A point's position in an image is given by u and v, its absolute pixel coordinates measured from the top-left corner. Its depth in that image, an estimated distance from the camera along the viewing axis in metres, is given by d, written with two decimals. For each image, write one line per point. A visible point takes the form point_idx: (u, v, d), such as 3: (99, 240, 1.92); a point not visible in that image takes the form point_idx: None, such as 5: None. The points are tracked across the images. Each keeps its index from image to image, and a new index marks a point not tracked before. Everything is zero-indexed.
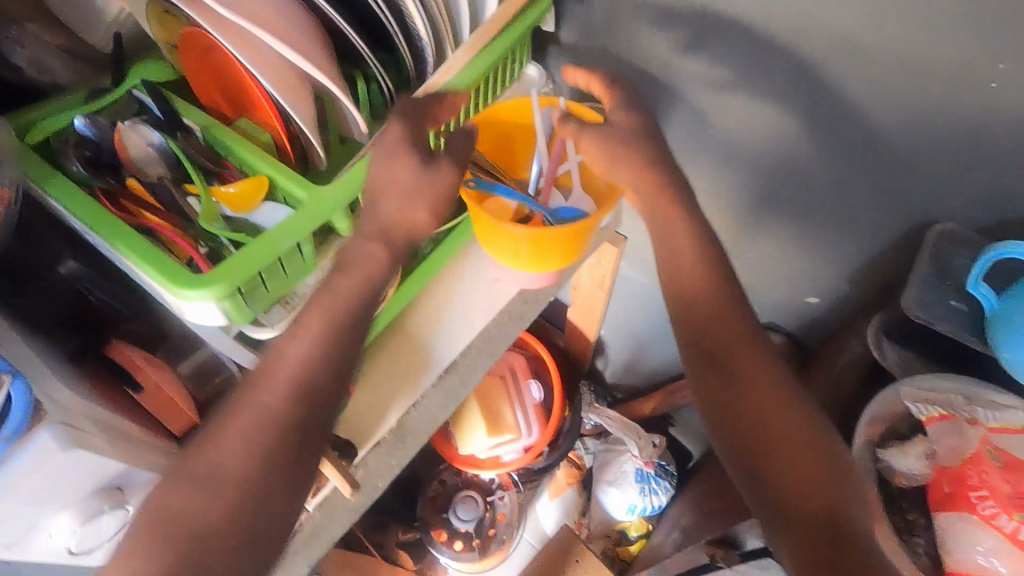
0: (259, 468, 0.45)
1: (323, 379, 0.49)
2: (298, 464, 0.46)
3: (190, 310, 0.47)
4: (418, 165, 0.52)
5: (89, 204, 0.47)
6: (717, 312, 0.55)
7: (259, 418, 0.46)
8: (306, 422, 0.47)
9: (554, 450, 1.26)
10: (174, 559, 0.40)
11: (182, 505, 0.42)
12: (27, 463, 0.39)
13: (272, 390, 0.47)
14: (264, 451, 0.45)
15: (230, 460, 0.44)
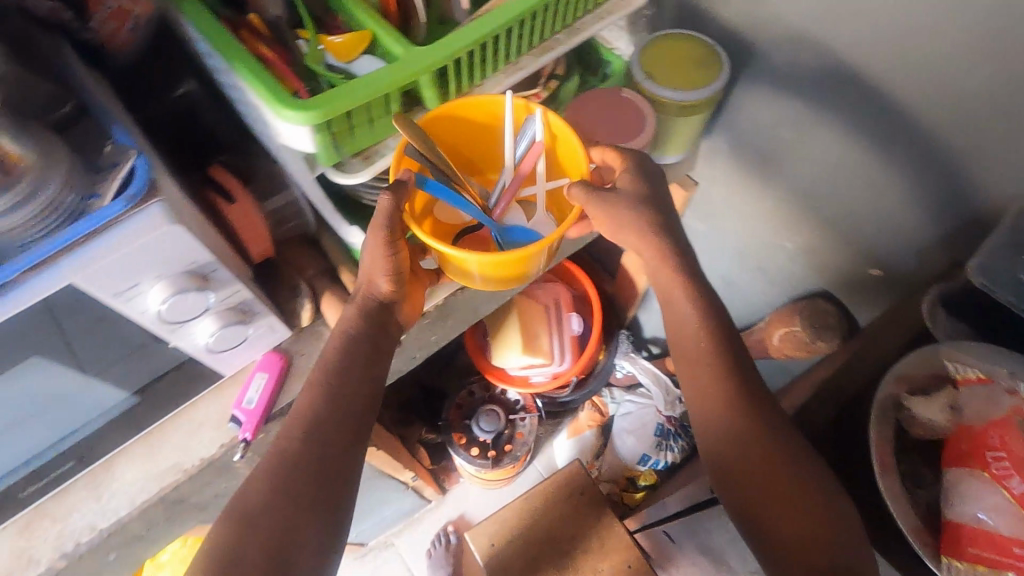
0: (317, 446, 0.54)
1: (331, 425, 0.55)
2: (352, 428, 0.56)
3: (286, 133, 0.52)
4: (390, 255, 0.57)
5: (215, 24, 0.52)
6: (724, 394, 0.57)
7: (280, 461, 0.52)
8: (323, 457, 0.53)
9: (581, 386, 1.32)
10: (269, 521, 0.50)
11: (266, 487, 0.51)
12: (139, 226, 0.44)
13: (288, 436, 0.54)
14: (317, 435, 0.54)
15: (290, 441, 0.54)
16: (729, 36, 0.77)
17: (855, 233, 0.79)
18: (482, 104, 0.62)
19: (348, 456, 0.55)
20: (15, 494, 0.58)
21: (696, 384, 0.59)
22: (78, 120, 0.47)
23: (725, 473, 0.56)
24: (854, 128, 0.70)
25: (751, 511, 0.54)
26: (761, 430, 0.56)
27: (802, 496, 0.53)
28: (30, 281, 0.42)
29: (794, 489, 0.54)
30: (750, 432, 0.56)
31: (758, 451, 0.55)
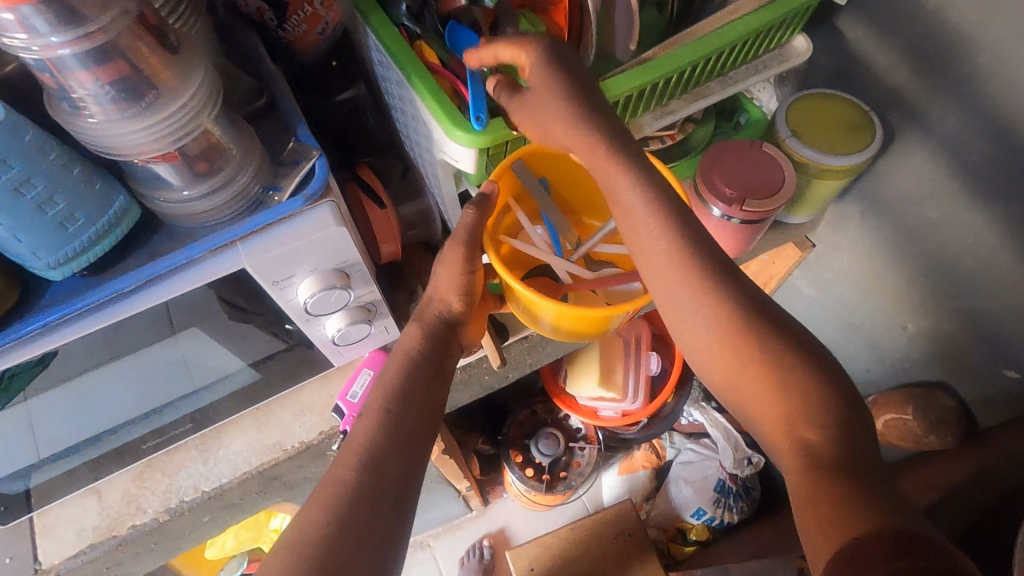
0: (370, 463, 0.47)
1: (390, 454, 0.49)
2: (409, 447, 0.50)
3: (452, 151, 0.54)
4: (465, 275, 0.55)
5: (398, 37, 0.55)
6: (745, 362, 0.45)
7: (336, 490, 0.46)
8: (380, 493, 0.47)
9: (648, 428, 1.28)
10: (325, 546, 0.43)
11: (313, 511, 0.45)
12: (309, 223, 0.46)
13: (346, 463, 0.48)
14: (374, 452, 0.48)
15: (347, 465, 0.48)
16: (884, 102, 0.73)
17: (998, 327, 0.73)
18: None
19: (407, 494, 0.48)
20: (138, 446, 0.62)
21: (702, 346, 0.47)
22: (269, 116, 0.49)
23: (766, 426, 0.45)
24: (1015, 217, 0.66)
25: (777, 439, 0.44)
26: (780, 401, 0.43)
27: (841, 500, 0.38)
28: (211, 259, 0.45)
29: (832, 497, 0.39)
30: (773, 405, 0.44)
31: (781, 435, 0.43)
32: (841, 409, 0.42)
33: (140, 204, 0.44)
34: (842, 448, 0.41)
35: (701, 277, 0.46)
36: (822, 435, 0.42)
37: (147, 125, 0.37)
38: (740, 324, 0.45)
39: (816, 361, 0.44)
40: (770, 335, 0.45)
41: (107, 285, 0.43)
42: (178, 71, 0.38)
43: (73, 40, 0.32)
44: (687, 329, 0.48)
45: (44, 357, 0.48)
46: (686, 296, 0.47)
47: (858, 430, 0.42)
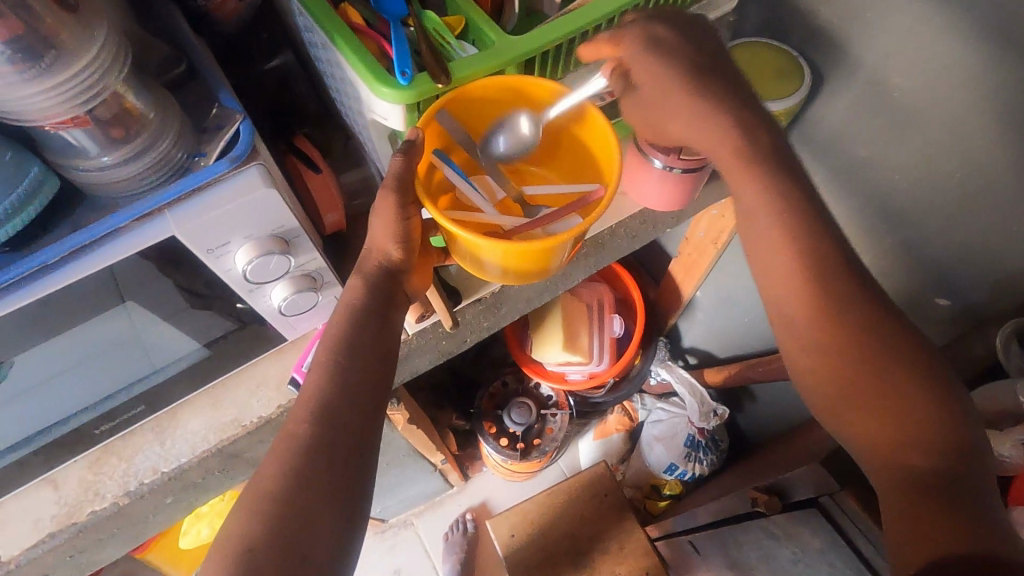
0: (323, 415, 0.48)
1: (342, 407, 0.49)
2: (361, 396, 0.50)
3: (379, 109, 0.54)
4: (400, 223, 0.55)
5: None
6: (855, 376, 0.49)
7: (290, 446, 0.46)
8: (336, 444, 0.47)
9: (616, 388, 1.30)
10: (285, 501, 0.44)
11: (271, 468, 0.45)
12: (237, 185, 0.46)
13: (298, 418, 0.48)
14: (326, 404, 0.48)
15: (299, 420, 0.48)
16: (812, 46, 0.75)
17: (928, 257, 0.76)
18: (540, 101, 0.59)
19: (364, 442, 0.49)
20: (89, 431, 0.62)
21: (809, 352, 0.52)
22: (188, 82, 0.49)
23: (876, 442, 0.49)
24: (935, 149, 0.69)
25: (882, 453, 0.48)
26: (891, 429, 0.48)
27: (928, 524, 0.44)
28: (137, 228, 0.45)
29: (932, 512, 0.44)
30: (878, 430, 0.49)
31: (882, 458, 0.48)
32: (951, 439, 0.47)
33: (57, 173, 0.43)
34: (942, 476, 0.45)
35: (864, 330, 0.50)
36: (925, 459, 0.46)
37: (47, 89, 0.36)
38: (909, 377, 0.49)
39: (934, 394, 0.48)
40: (882, 344, 0.49)
41: (29, 258, 0.42)
42: (78, 33, 0.37)
43: None
44: (802, 356, 0.52)
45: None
46: (810, 329, 0.51)
47: (963, 447, 0.47)
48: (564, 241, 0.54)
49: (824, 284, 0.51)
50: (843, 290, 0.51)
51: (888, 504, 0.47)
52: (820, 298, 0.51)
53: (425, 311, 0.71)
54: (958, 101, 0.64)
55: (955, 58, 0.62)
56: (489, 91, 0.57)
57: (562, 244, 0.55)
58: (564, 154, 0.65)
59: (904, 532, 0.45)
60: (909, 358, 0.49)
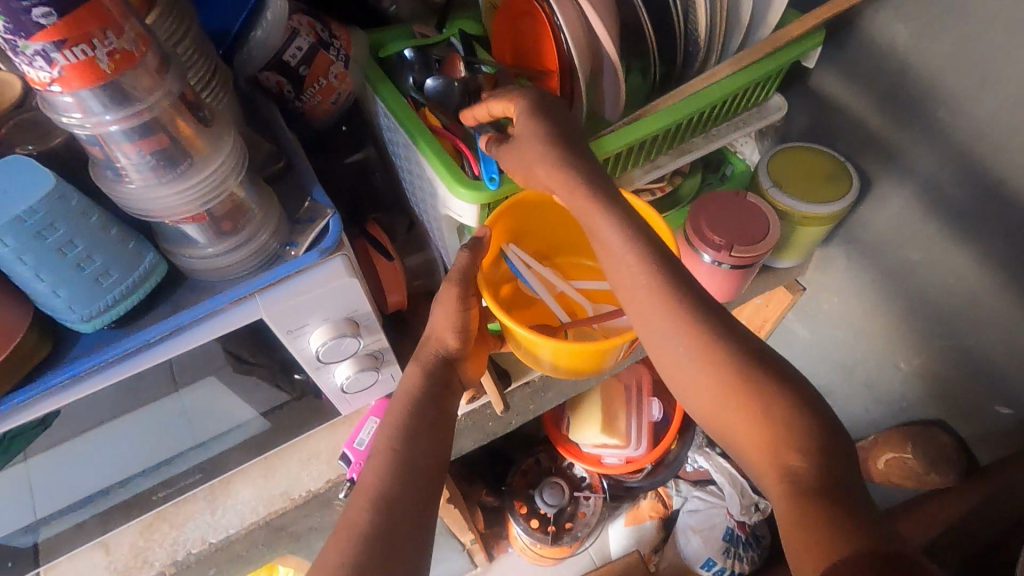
0: (382, 502, 0.48)
1: (403, 492, 0.50)
2: (421, 483, 0.51)
3: (454, 207, 0.59)
4: (460, 312, 0.57)
5: (405, 106, 0.60)
6: (717, 390, 0.47)
7: (352, 533, 0.46)
8: (395, 532, 0.47)
9: (653, 474, 1.27)
10: None
11: (331, 556, 0.46)
12: (324, 274, 0.50)
13: (360, 505, 0.48)
14: (387, 492, 0.49)
15: (360, 507, 0.48)
16: (858, 154, 0.78)
17: (986, 362, 0.75)
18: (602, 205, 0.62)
19: (423, 531, 0.49)
20: (147, 497, 0.63)
21: (687, 376, 0.49)
22: (286, 177, 0.53)
23: (764, 454, 0.45)
24: (987, 257, 0.70)
25: (764, 459, 0.45)
26: (771, 436, 0.45)
27: (815, 524, 0.40)
28: (231, 310, 0.49)
29: (812, 513, 0.41)
30: (762, 443, 0.46)
31: (766, 468, 0.45)
32: (829, 449, 0.44)
33: (168, 260, 0.47)
34: (822, 478, 0.42)
35: (711, 343, 0.48)
36: (805, 461, 0.43)
37: (177, 189, 0.41)
38: (752, 380, 0.47)
39: (807, 406, 0.45)
40: (753, 365, 0.47)
41: (133, 337, 0.45)
42: (209, 142, 0.42)
43: (122, 117, 0.36)
44: (679, 372, 0.50)
45: (47, 417, 0.50)
46: (674, 334, 0.49)
47: (840, 457, 0.44)
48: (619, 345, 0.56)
49: (683, 302, 0.49)
50: (695, 309, 0.49)
51: (777, 517, 0.43)
52: (679, 312, 0.49)
53: (477, 393, 0.73)
54: (1015, 215, 0.65)
55: (1006, 174, 0.64)
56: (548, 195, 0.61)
57: (617, 346, 0.57)
58: None
59: (791, 541, 0.41)
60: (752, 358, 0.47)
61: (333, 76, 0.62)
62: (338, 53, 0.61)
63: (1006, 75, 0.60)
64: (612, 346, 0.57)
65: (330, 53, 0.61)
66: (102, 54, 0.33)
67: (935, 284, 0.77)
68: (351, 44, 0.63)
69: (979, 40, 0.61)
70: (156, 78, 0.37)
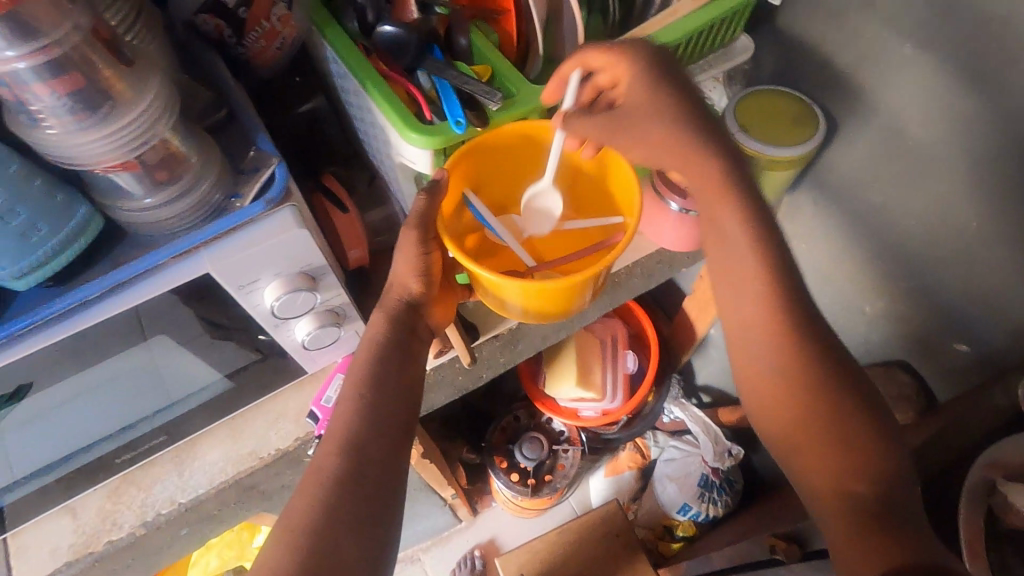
0: (349, 450, 0.48)
1: (370, 436, 0.49)
2: (389, 430, 0.51)
3: (408, 153, 0.57)
4: (420, 256, 0.56)
5: (354, 49, 0.57)
6: (793, 406, 0.52)
7: (319, 480, 0.46)
8: (362, 478, 0.47)
9: (630, 425, 1.30)
10: (318, 541, 0.44)
11: (301, 503, 0.46)
12: (272, 226, 0.48)
13: (326, 452, 0.48)
14: (354, 439, 0.49)
15: (326, 456, 0.48)
16: (825, 95, 0.77)
17: (945, 301, 0.76)
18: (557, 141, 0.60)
19: (390, 476, 0.49)
20: (111, 460, 0.63)
21: (765, 383, 0.54)
22: (228, 125, 0.51)
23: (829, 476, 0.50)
24: (946, 196, 0.70)
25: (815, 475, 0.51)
26: (839, 460, 0.50)
27: (873, 543, 0.46)
28: (175, 265, 0.47)
29: (864, 535, 0.46)
30: (827, 463, 0.50)
31: (827, 487, 0.50)
32: (892, 479, 0.49)
33: (102, 213, 0.45)
34: (882, 502, 0.48)
35: (805, 359, 0.52)
36: (868, 487, 0.48)
37: (103, 135, 0.39)
38: (839, 406, 0.51)
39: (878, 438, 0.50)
40: (830, 385, 0.52)
41: (72, 293, 0.44)
42: (133, 85, 0.40)
43: (28, 53, 0.33)
44: (754, 374, 0.54)
45: (18, 391, 0.51)
46: (764, 346, 0.53)
47: (895, 482, 0.49)
48: (584, 280, 0.54)
49: (777, 291, 0.53)
50: (795, 318, 0.53)
51: (832, 528, 0.49)
52: (788, 330, 0.52)
53: (444, 346, 0.72)
54: (976, 149, 0.65)
55: (966, 110, 0.64)
56: (513, 139, 0.59)
57: (584, 284, 0.56)
58: (584, 200, 0.67)
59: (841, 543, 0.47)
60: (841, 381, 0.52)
61: (276, 20, 0.58)
62: None
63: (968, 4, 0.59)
64: (578, 285, 0.56)
65: None
66: None
67: (897, 226, 0.77)
68: None
69: None
70: (61, 9, 0.35)
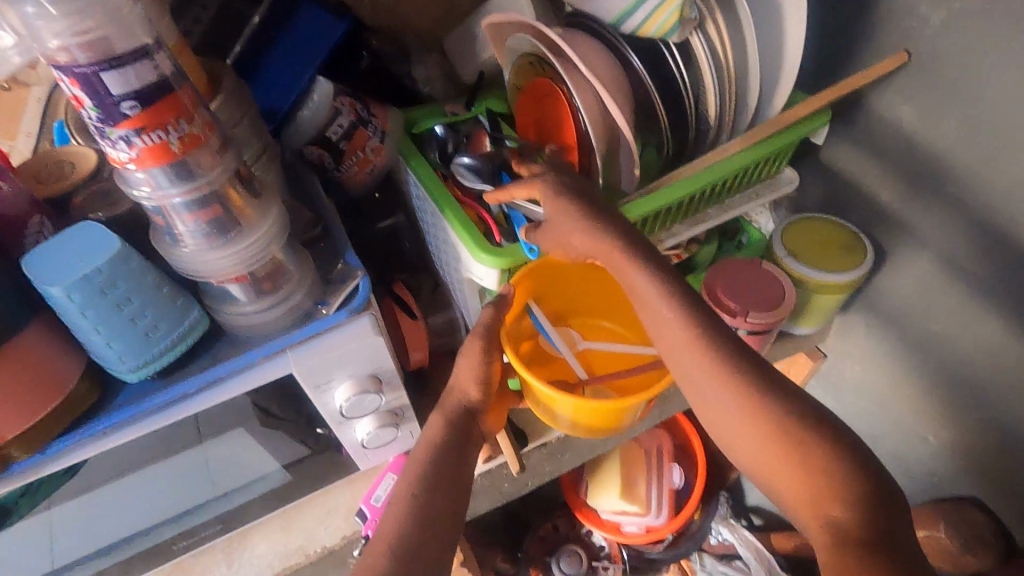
0: (401, 549, 0.48)
1: (420, 543, 0.50)
2: (440, 533, 0.51)
3: (477, 271, 0.62)
4: (483, 364, 0.60)
5: (434, 177, 0.65)
6: (756, 432, 0.46)
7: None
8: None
9: (674, 545, 1.24)
10: None
11: None
12: (351, 331, 0.53)
13: (377, 552, 0.49)
14: (407, 539, 0.49)
15: (377, 556, 0.48)
16: (872, 225, 0.80)
17: (1016, 436, 0.73)
18: None
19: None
20: (168, 545, 0.65)
21: (728, 418, 0.48)
22: (322, 241, 0.58)
23: (813, 500, 0.44)
24: (1006, 330, 0.69)
25: (805, 506, 0.44)
26: (815, 486, 0.44)
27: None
28: (263, 364, 0.52)
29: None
30: (803, 488, 0.45)
31: (810, 518, 0.44)
32: (878, 502, 0.42)
33: (210, 316, 0.51)
34: (876, 530, 0.41)
35: (747, 383, 0.47)
36: (847, 513, 0.42)
37: (227, 254, 0.45)
38: (798, 427, 0.45)
39: (846, 454, 0.44)
40: (778, 401, 0.47)
41: (174, 387, 0.49)
42: (257, 212, 0.47)
43: (184, 190, 0.41)
44: (713, 413, 0.49)
45: (73, 467, 0.52)
46: (702, 375, 0.49)
47: (888, 513, 0.42)
48: (635, 402, 0.57)
49: (710, 342, 0.49)
50: (717, 340, 0.49)
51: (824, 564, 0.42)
52: (710, 349, 0.49)
53: (493, 452, 0.73)
54: None
55: (1019, 249, 0.65)
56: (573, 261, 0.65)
57: (635, 404, 0.58)
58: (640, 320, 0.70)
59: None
60: (794, 400, 0.47)
61: (370, 151, 0.67)
62: (375, 130, 0.67)
63: (1007, 156, 0.62)
64: (630, 403, 0.58)
65: (368, 130, 0.66)
66: (173, 138, 0.38)
67: (956, 355, 0.76)
68: (388, 121, 0.68)
69: (978, 124, 0.64)
70: (217, 156, 0.42)
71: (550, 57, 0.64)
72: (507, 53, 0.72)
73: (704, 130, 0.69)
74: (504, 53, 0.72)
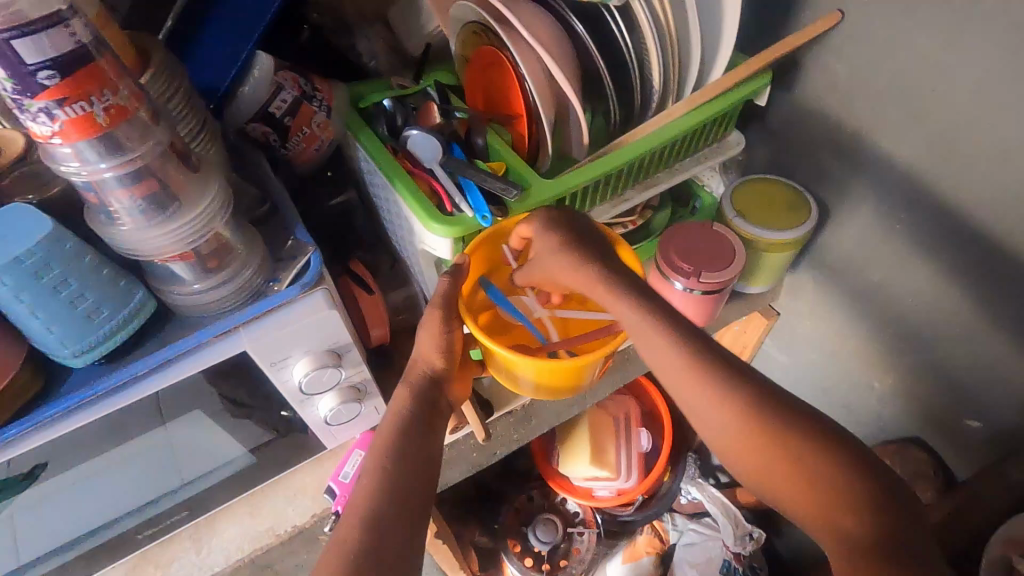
0: (374, 520, 0.49)
1: (391, 508, 0.50)
2: (411, 500, 0.52)
3: (430, 241, 0.62)
4: (443, 334, 0.60)
5: (383, 150, 0.65)
6: (762, 446, 0.48)
7: (341, 547, 0.47)
8: (383, 546, 0.48)
9: (645, 507, 1.28)
10: None
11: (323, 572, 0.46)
12: (304, 306, 0.52)
13: (348, 521, 0.49)
14: (379, 507, 0.50)
15: (349, 525, 0.49)
16: (815, 183, 0.83)
17: (952, 377, 0.77)
18: None
19: (410, 546, 0.49)
20: (133, 536, 0.64)
21: (728, 439, 0.50)
22: (270, 218, 0.57)
23: (821, 514, 0.46)
24: (939, 276, 0.73)
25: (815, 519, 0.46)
26: (820, 494, 0.46)
27: None
28: (215, 344, 0.51)
29: None
30: (813, 500, 0.46)
31: (819, 527, 0.46)
32: (883, 507, 0.45)
33: (156, 297, 0.50)
34: (885, 538, 0.43)
35: (744, 402, 0.49)
36: (860, 523, 0.44)
37: (167, 231, 0.44)
38: (795, 441, 0.47)
39: (859, 466, 0.46)
40: (780, 418, 0.48)
41: (123, 371, 0.48)
42: (197, 187, 0.46)
43: (116, 165, 0.40)
44: (714, 433, 0.51)
45: (32, 470, 0.52)
46: (704, 401, 0.50)
47: (896, 516, 0.44)
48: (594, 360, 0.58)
49: (702, 362, 0.51)
50: (705, 358, 0.51)
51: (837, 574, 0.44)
52: (705, 374, 0.50)
53: (460, 422, 0.74)
54: (962, 232, 0.69)
55: (948, 197, 0.68)
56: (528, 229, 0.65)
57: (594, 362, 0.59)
58: None
59: None
60: (802, 424, 0.48)
61: (316, 126, 0.66)
62: (321, 105, 0.66)
63: (936, 111, 0.65)
64: (589, 361, 0.59)
65: (313, 105, 0.65)
66: (99, 109, 0.37)
67: (897, 304, 0.80)
68: (333, 96, 0.67)
69: (905, 78, 0.66)
70: (148, 129, 0.41)
71: (494, 25, 0.64)
72: (453, 23, 0.71)
73: (649, 95, 0.70)
74: (450, 23, 0.71)
